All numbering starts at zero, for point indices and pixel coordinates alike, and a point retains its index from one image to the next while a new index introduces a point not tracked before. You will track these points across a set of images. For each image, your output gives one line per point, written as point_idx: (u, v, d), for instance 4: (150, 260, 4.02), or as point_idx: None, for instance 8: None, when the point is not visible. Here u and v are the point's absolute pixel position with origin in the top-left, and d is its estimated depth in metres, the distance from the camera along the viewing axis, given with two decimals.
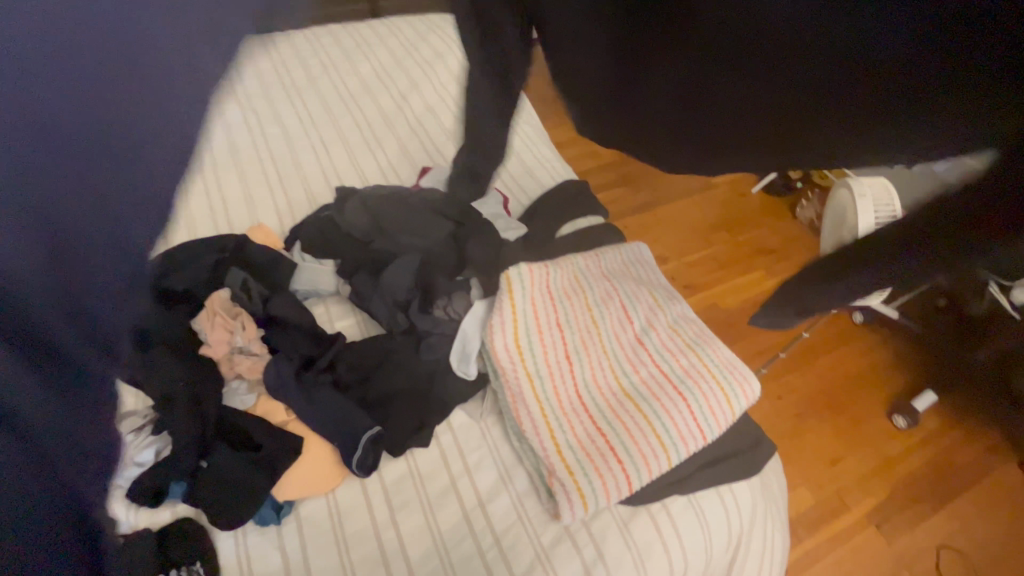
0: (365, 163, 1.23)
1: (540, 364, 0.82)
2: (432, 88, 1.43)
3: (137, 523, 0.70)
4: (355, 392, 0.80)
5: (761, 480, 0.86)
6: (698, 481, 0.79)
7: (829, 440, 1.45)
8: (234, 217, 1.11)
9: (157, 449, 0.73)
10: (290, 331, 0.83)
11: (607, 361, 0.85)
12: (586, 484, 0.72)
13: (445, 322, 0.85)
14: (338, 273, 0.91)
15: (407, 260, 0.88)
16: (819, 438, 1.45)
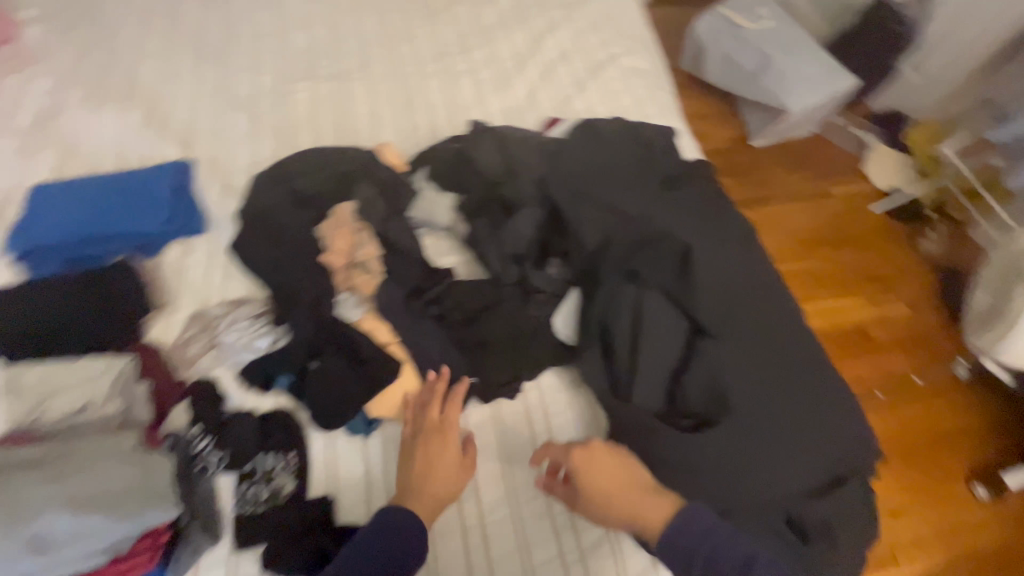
0: (490, 101, 1.18)
1: (653, 340, 0.73)
2: (569, 35, 1.34)
3: (243, 404, 0.75)
4: (456, 330, 0.78)
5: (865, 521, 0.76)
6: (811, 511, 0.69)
7: (916, 490, 1.40)
8: (358, 132, 1.10)
9: (275, 340, 0.78)
10: (403, 257, 0.82)
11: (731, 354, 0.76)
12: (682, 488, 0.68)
13: (557, 282, 0.80)
14: (457, 209, 0.87)
15: (535, 209, 0.81)
16: (905, 484, 1.40)
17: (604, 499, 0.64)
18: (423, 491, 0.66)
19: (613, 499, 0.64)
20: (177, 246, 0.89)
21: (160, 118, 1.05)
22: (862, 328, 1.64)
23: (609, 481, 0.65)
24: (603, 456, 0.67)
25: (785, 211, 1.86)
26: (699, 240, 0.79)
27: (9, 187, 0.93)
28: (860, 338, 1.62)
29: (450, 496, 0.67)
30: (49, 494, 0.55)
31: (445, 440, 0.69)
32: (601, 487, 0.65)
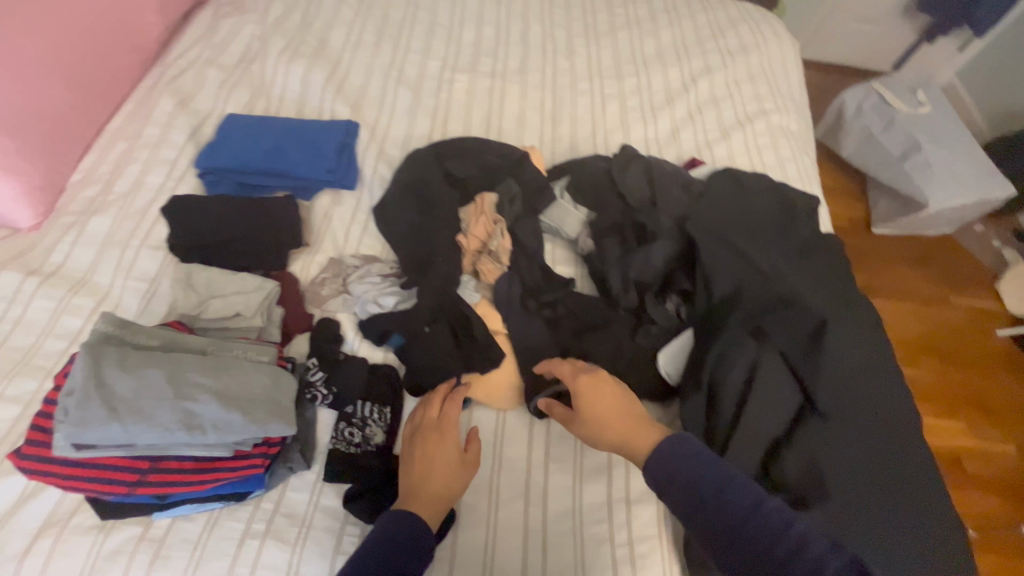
0: (633, 129, 1.20)
1: (762, 403, 0.71)
2: (724, 82, 1.33)
3: (357, 350, 0.82)
4: (562, 339, 0.81)
5: None
6: None
7: None
8: (503, 130, 1.16)
9: (399, 301, 0.83)
10: (528, 256, 0.86)
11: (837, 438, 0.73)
12: None
13: (672, 318, 0.81)
14: (587, 224, 0.90)
15: (670, 242, 0.82)
16: None
17: (601, 419, 0.65)
18: (426, 491, 0.64)
19: (608, 420, 0.65)
20: (329, 195, 0.99)
21: (339, 79, 1.16)
22: (955, 453, 1.56)
23: (607, 407, 0.66)
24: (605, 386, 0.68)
25: (899, 311, 1.82)
26: (832, 312, 0.77)
27: (208, 111, 1.07)
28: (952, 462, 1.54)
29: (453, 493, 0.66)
30: (206, 383, 0.60)
31: (442, 434, 0.68)
32: (601, 412, 0.66)
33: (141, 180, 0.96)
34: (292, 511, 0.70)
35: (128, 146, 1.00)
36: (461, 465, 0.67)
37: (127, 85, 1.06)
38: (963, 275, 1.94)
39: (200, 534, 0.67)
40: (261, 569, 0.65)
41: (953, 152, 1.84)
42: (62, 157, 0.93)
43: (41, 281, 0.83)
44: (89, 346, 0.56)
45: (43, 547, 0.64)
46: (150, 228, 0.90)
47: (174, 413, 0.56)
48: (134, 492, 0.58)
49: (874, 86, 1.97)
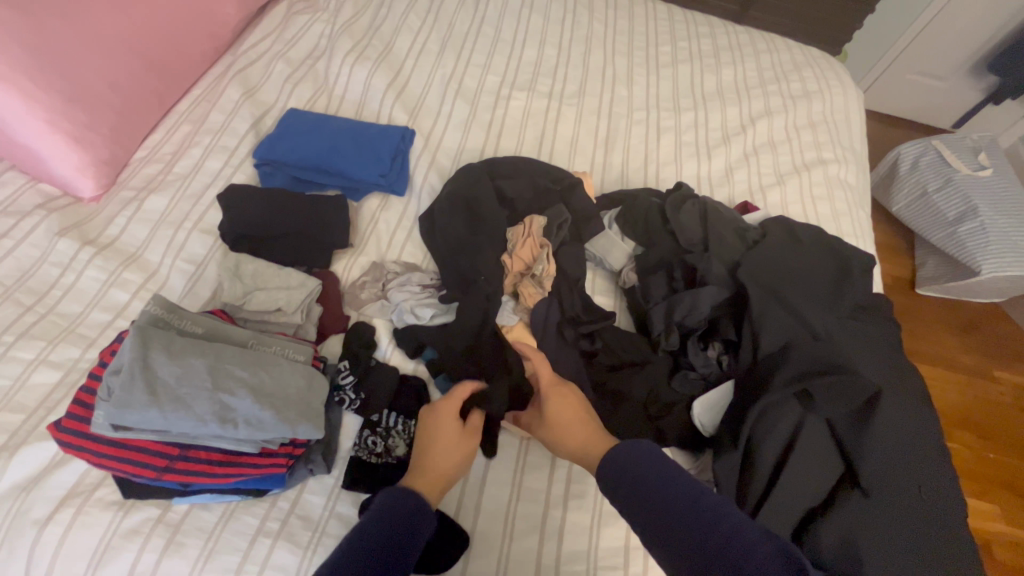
0: (686, 164, 1.19)
1: (800, 472, 0.68)
2: (783, 125, 1.30)
3: (389, 358, 0.82)
4: (596, 373, 0.80)
5: None
6: None
7: None
8: (555, 151, 1.16)
9: (437, 315, 0.82)
10: (569, 283, 0.85)
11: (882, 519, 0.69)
12: None
13: (712, 366, 0.78)
14: (633, 258, 0.88)
15: (719, 288, 0.79)
16: None
17: (558, 427, 0.67)
18: (424, 473, 0.64)
19: (565, 427, 0.67)
20: (378, 198, 0.99)
21: (400, 85, 1.18)
22: (986, 537, 1.47)
23: (568, 412, 0.67)
24: (566, 396, 0.70)
25: (938, 379, 1.74)
26: (881, 381, 0.74)
27: (271, 104, 1.10)
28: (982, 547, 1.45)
29: (452, 476, 0.66)
30: (244, 377, 0.60)
31: (443, 415, 0.69)
32: (558, 421, 0.67)
33: (200, 163, 0.98)
34: (307, 514, 0.69)
35: (193, 129, 1.03)
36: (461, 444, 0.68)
37: (198, 70, 1.10)
38: (1007, 349, 1.86)
39: (215, 526, 0.67)
40: (270, 570, 0.65)
41: (1012, 219, 1.75)
42: (130, 134, 0.96)
43: (96, 252, 0.85)
44: (138, 327, 0.56)
45: (64, 517, 0.65)
46: (204, 211, 0.92)
47: (210, 405, 0.56)
48: (161, 477, 0.58)
49: (933, 143, 1.91)
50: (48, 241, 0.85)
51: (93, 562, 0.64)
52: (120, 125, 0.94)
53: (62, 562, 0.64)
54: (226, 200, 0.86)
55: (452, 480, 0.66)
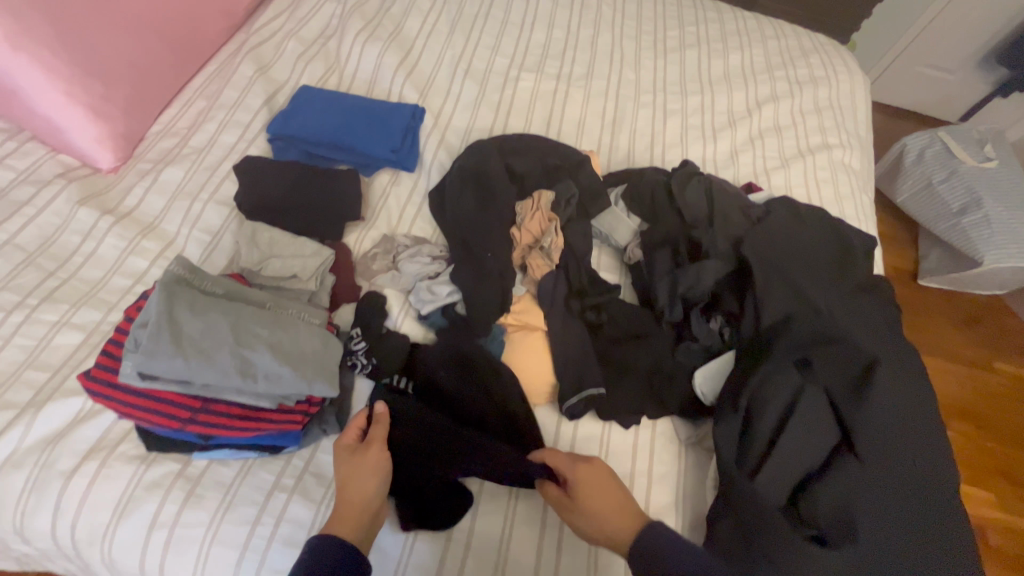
0: (692, 146, 1.20)
1: (797, 438, 0.70)
2: (789, 111, 1.31)
3: (400, 326, 0.84)
4: (600, 343, 0.82)
5: None
6: None
7: None
8: (563, 132, 1.17)
9: (451, 287, 0.82)
10: (575, 257, 0.87)
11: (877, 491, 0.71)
12: None
13: (714, 338, 0.80)
14: (638, 234, 0.90)
15: (723, 262, 0.81)
16: None
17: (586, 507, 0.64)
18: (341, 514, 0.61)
19: (596, 510, 0.64)
20: (389, 174, 1.01)
21: (410, 64, 1.19)
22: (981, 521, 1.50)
23: (605, 501, 0.64)
24: (589, 475, 0.66)
25: (937, 369, 1.76)
26: (880, 353, 0.76)
27: (284, 81, 1.12)
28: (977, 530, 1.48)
29: (371, 500, 0.63)
30: (263, 335, 0.62)
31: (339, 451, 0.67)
32: (590, 503, 0.64)
33: (215, 138, 1.00)
34: (320, 472, 0.72)
35: (207, 104, 1.05)
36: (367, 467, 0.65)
37: (212, 47, 1.12)
38: (1006, 342, 1.87)
39: (232, 481, 0.69)
40: (286, 522, 0.68)
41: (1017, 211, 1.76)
42: (146, 107, 0.98)
43: (115, 221, 0.87)
44: (163, 283, 0.59)
45: (89, 470, 0.68)
46: (218, 184, 0.94)
47: (232, 359, 0.59)
48: (184, 429, 0.61)
49: (939, 134, 1.92)
50: (68, 209, 0.87)
51: (118, 512, 0.67)
52: (137, 99, 0.96)
53: (88, 511, 0.67)
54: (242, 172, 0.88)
55: (376, 501, 0.63)
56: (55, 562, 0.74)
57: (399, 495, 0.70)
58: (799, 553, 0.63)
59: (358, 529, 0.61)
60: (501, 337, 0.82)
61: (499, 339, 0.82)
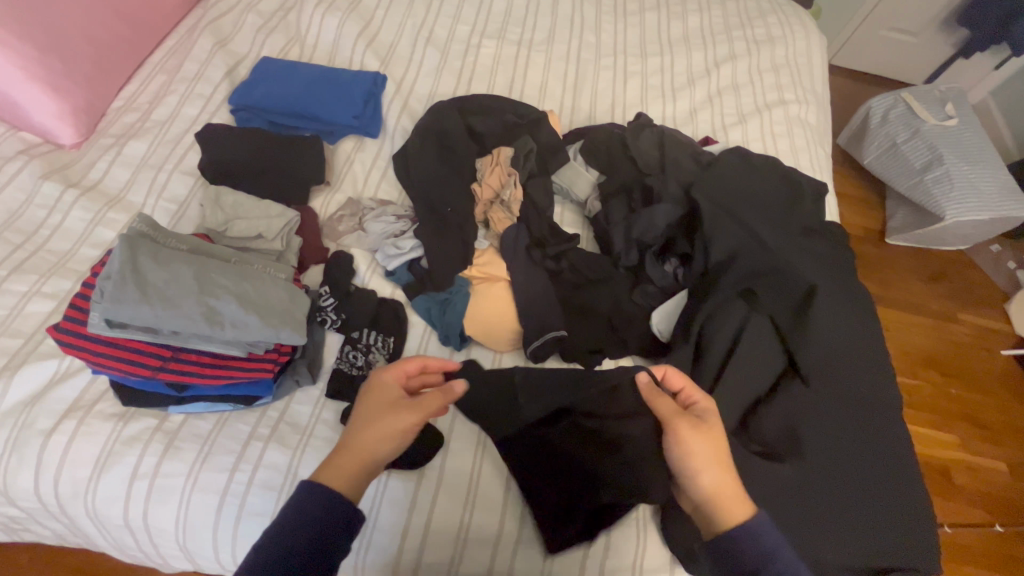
0: (651, 106, 1.23)
1: (744, 362, 0.74)
2: (746, 69, 1.33)
3: (368, 283, 0.86)
4: (562, 289, 0.86)
5: None
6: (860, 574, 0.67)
7: None
8: (525, 96, 1.19)
9: (416, 241, 0.86)
10: (536, 210, 0.90)
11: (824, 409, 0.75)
12: None
13: (669, 279, 0.85)
14: (597, 186, 0.94)
15: (674, 206, 0.85)
16: None
17: (699, 456, 0.58)
18: (342, 460, 0.55)
19: (704, 466, 0.57)
20: (353, 141, 1.03)
21: (371, 35, 1.20)
22: (943, 464, 1.42)
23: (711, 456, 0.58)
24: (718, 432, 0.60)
25: (904, 324, 1.65)
26: (822, 283, 0.81)
27: (244, 54, 1.12)
28: (938, 474, 1.40)
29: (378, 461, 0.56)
30: (227, 285, 0.65)
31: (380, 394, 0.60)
32: (701, 456, 0.58)
33: (178, 111, 1.01)
34: (295, 421, 0.74)
35: (168, 79, 1.05)
36: (397, 423, 0.57)
37: (170, 22, 1.11)
38: (975, 291, 1.75)
39: (209, 432, 0.72)
40: (262, 468, 0.70)
41: (977, 166, 1.64)
42: (106, 83, 0.99)
43: (80, 194, 0.88)
44: (125, 237, 0.62)
45: (68, 427, 0.70)
46: (182, 154, 0.96)
47: (198, 306, 0.62)
48: (156, 376, 0.64)
49: (902, 95, 1.77)
50: (32, 184, 0.88)
51: (98, 466, 0.69)
52: (96, 73, 0.96)
53: (69, 467, 0.69)
54: (204, 139, 0.90)
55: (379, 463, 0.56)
56: (44, 522, 0.77)
57: None
58: (746, 466, 0.68)
59: (350, 486, 0.54)
60: (466, 289, 0.84)
61: (465, 290, 0.84)
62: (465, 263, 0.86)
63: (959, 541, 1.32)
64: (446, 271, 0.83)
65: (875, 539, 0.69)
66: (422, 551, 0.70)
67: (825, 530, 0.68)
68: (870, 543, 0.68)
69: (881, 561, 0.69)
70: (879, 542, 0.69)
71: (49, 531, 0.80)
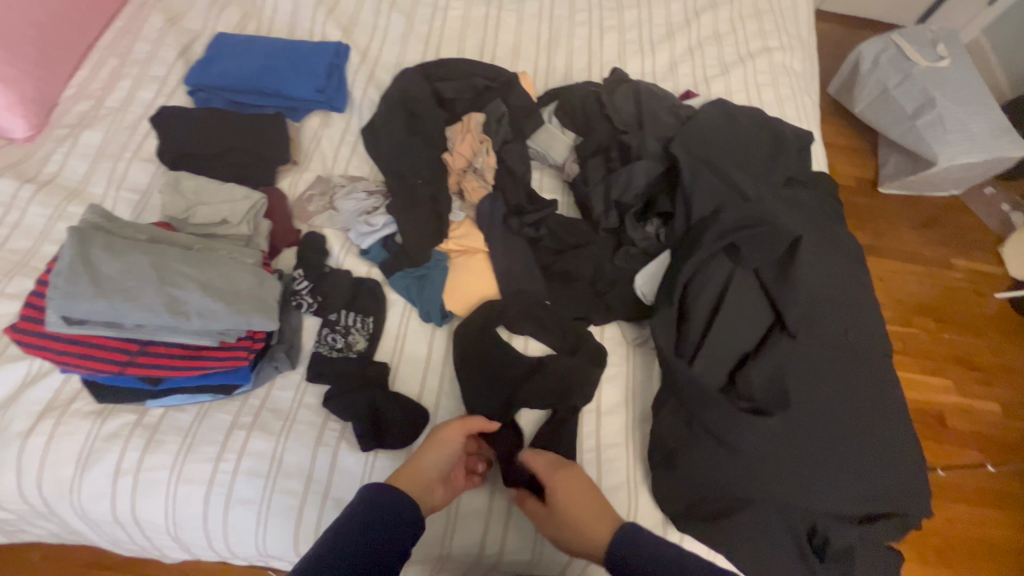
0: (630, 61, 1.18)
1: (726, 319, 0.73)
2: (727, 15, 1.27)
3: (343, 264, 0.84)
4: (542, 257, 0.84)
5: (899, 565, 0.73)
6: (846, 520, 0.67)
7: None
8: (497, 59, 1.14)
9: (389, 217, 0.84)
10: (512, 177, 0.87)
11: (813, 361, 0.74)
12: (722, 464, 0.67)
13: (651, 240, 0.83)
14: (574, 149, 0.92)
15: (653, 162, 0.83)
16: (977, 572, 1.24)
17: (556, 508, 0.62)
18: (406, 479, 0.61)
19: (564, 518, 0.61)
20: (319, 117, 0.99)
21: (331, 2, 1.14)
22: (940, 410, 1.43)
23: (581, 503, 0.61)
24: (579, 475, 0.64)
25: (896, 274, 1.64)
26: (807, 234, 0.79)
27: (198, 31, 1.06)
28: (934, 420, 1.41)
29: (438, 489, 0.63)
30: (189, 273, 0.64)
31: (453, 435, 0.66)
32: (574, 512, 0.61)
33: (132, 95, 0.96)
34: (278, 407, 0.73)
35: (119, 62, 1.00)
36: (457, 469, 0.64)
37: (116, 0, 1.05)
38: (969, 237, 1.73)
39: (191, 424, 0.71)
40: (248, 456, 0.69)
41: (971, 107, 1.59)
42: (54, 70, 0.94)
43: (37, 189, 0.84)
44: (75, 230, 0.61)
45: (46, 428, 0.69)
46: (141, 141, 0.92)
47: (159, 296, 0.61)
48: (125, 371, 0.64)
49: (892, 37, 1.70)
50: None
51: (80, 465, 0.68)
52: (41, 60, 0.91)
53: (51, 466, 0.68)
54: (160, 123, 0.86)
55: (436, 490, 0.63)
56: (36, 523, 0.77)
57: (355, 419, 0.71)
58: (732, 423, 0.67)
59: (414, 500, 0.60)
60: (445, 263, 0.83)
61: (443, 264, 0.82)
62: (440, 237, 0.83)
63: (955, 483, 1.33)
64: (422, 246, 0.81)
65: (864, 488, 0.69)
66: None
67: (812, 481, 0.67)
68: (859, 492, 0.69)
69: (870, 507, 0.69)
70: (868, 489, 0.69)
71: (44, 531, 0.80)
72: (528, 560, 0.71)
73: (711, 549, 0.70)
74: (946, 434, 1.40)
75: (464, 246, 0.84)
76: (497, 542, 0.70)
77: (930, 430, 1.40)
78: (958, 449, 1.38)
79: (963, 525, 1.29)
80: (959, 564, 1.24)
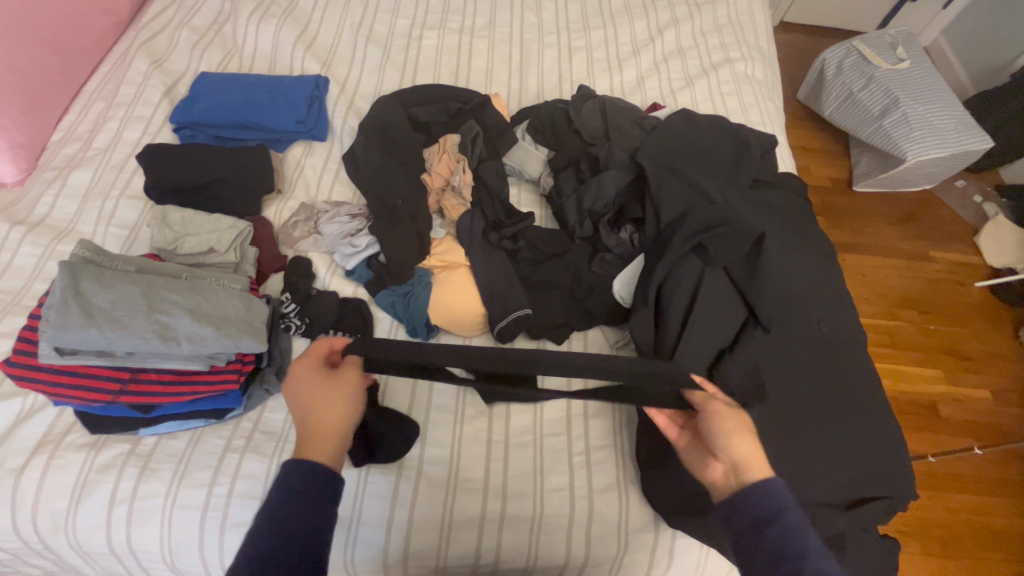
0: (599, 78, 1.23)
1: (698, 316, 0.76)
2: (689, 31, 1.33)
3: (329, 285, 0.87)
4: (521, 269, 0.87)
5: (890, 548, 0.75)
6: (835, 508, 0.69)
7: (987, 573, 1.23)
8: (471, 83, 1.19)
9: (372, 237, 0.87)
10: (490, 194, 0.91)
11: (790, 353, 0.76)
12: None
13: (625, 246, 0.86)
14: (548, 164, 0.96)
15: (621, 172, 0.87)
16: (981, 560, 1.24)
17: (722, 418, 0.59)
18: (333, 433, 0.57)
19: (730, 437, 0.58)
20: (302, 147, 1.03)
21: (309, 39, 1.19)
22: (930, 400, 1.45)
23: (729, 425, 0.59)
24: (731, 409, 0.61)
25: (876, 269, 1.68)
26: (773, 231, 0.83)
27: (182, 71, 1.11)
28: (927, 411, 1.43)
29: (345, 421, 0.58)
30: (176, 300, 0.66)
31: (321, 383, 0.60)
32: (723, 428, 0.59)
33: (119, 136, 1.00)
34: (270, 429, 0.75)
35: (106, 105, 1.03)
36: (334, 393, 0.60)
37: (103, 46, 1.10)
38: (945, 229, 1.78)
39: (183, 450, 0.72)
40: (241, 478, 0.70)
41: (932, 105, 1.66)
42: (42, 115, 0.97)
43: (27, 230, 0.86)
44: (65, 265, 0.63)
45: (40, 462, 0.70)
46: (128, 179, 0.94)
47: (149, 324, 0.63)
48: (117, 400, 0.65)
49: (853, 44, 1.78)
50: None
51: (75, 497, 0.69)
52: (32, 107, 0.95)
53: (46, 501, 0.69)
54: (146, 160, 0.89)
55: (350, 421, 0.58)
56: (31, 561, 0.77)
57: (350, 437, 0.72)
58: None
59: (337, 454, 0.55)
60: (428, 278, 0.85)
61: (426, 280, 0.84)
62: (423, 254, 0.86)
63: (950, 472, 1.35)
64: (406, 264, 0.84)
65: (850, 475, 0.70)
66: (409, 540, 0.70)
67: (795, 471, 0.69)
68: (844, 479, 0.70)
69: (859, 493, 0.70)
70: (853, 476, 0.70)
71: (39, 570, 0.80)
72: (523, 566, 0.72)
73: (702, 544, 0.71)
74: (939, 425, 1.41)
75: (446, 261, 0.87)
76: (491, 551, 0.71)
77: (923, 422, 1.42)
78: (952, 438, 1.40)
79: (962, 514, 1.29)
80: (964, 554, 1.25)
